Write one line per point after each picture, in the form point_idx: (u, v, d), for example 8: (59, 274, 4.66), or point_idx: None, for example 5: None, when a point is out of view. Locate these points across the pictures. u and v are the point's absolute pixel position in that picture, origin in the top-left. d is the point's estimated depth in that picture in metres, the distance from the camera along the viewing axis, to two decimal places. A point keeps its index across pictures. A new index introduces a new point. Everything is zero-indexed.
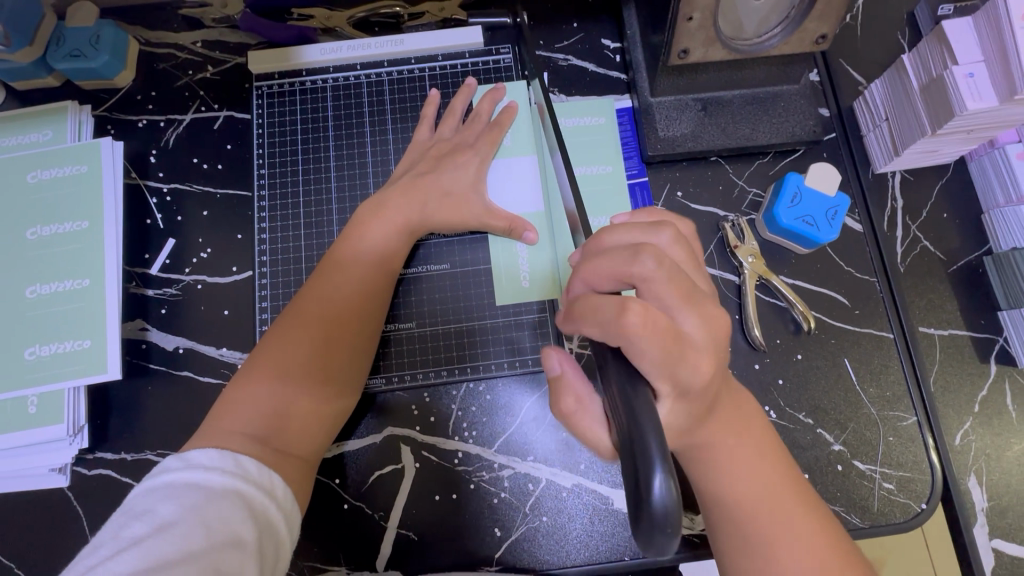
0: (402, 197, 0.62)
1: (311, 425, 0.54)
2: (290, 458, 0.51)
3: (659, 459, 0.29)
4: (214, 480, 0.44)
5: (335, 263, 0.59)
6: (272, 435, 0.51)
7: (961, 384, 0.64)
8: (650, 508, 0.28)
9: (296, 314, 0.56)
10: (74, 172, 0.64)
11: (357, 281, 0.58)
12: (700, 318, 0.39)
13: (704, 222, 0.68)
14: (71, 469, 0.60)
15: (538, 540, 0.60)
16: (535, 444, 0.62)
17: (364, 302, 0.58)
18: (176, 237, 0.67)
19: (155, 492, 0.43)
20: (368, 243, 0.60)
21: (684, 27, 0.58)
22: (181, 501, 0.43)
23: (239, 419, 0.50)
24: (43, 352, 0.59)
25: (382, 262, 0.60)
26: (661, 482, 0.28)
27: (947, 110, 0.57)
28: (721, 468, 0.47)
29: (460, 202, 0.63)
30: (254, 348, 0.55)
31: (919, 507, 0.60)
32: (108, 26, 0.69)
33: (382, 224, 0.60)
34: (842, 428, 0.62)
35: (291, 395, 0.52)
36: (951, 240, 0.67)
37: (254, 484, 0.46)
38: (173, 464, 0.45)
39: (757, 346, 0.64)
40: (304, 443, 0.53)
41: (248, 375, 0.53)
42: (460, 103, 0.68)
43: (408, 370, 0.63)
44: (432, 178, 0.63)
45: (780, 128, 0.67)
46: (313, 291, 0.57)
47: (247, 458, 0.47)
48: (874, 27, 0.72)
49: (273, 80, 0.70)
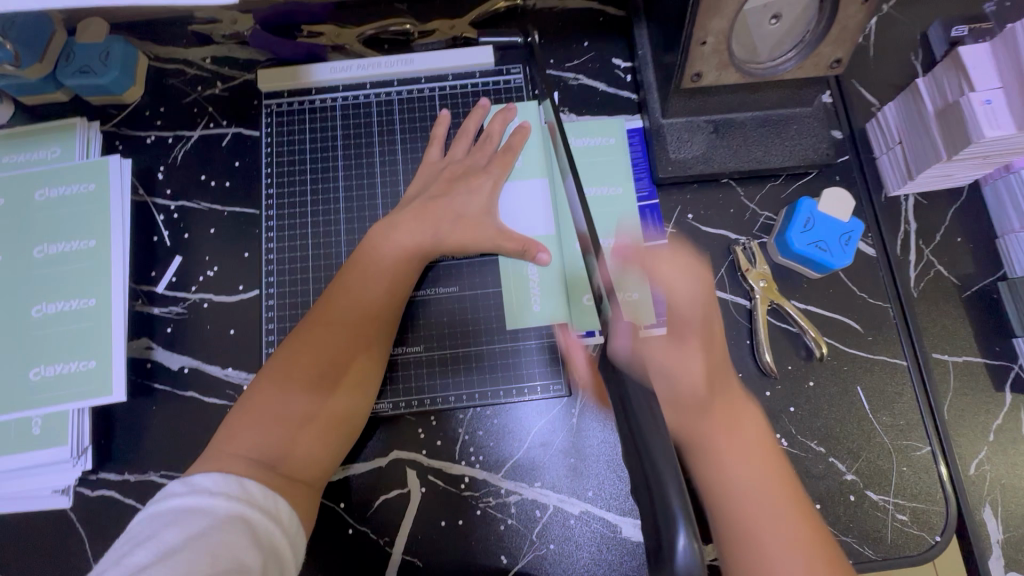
0: (413, 219, 0.61)
1: (317, 449, 0.53)
2: (295, 483, 0.50)
3: (681, 515, 0.29)
4: (220, 505, 0.44)
5: (341, 288, 0.58)
6: (278, 460, 0.50)
7: (976, 414, 0.63)
8: (672, 565, 0.28)
9: (307, 333, 0.56)
10: (82, 190, 0.63)
11: (367, 299, 0.58)
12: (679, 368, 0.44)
13: (714, 244, 0.68)
14: (74, 490, 0.60)
15: (545, 567, 0.59)
16: (543, 470, 0.61)
17: (372, 325, 0.57)
18: (183, 255, 0.67)
19: (161, 518, 0.43)
20: (379, 261, 0.59)
21: (697, 50, 0.57)
22: (186, 527, 0.42)
23: (244, 442, 0.50)
24: (48, 372, 0.58)
25: (388, 287, 0.59)
26: (685, 538, 0.28)
27: (963, 138, 0.56)
28: (664, 350, 0.53)
29: (471, 223, 0.63)
30: (261, 369, 0.55)
31: (933, 539, 0.59)
32: (118, 43, 0.69)
33: (392, 249, 0.60)
34: (854, 457, 0.62)
35: (297, 417, 0.52)
36: (965, 266, 0.66)
37: (259, 508, 0.46)
38: (178, 488, 0.45)
39: (768, 373, 0.63)
40: (310, 467, 0.52)
41: (256, 394, 0.53)
42: (470, 123, 0.68)
43: (414, 393, 0.63)
44: (446, 201, 0.63)
45: (792, 151, 0.67)
46: (322, 314, 0.57)
47: (253, 483, 0.47)
48: (887, 50, 0.72)
49: (281, 98, 0.70)
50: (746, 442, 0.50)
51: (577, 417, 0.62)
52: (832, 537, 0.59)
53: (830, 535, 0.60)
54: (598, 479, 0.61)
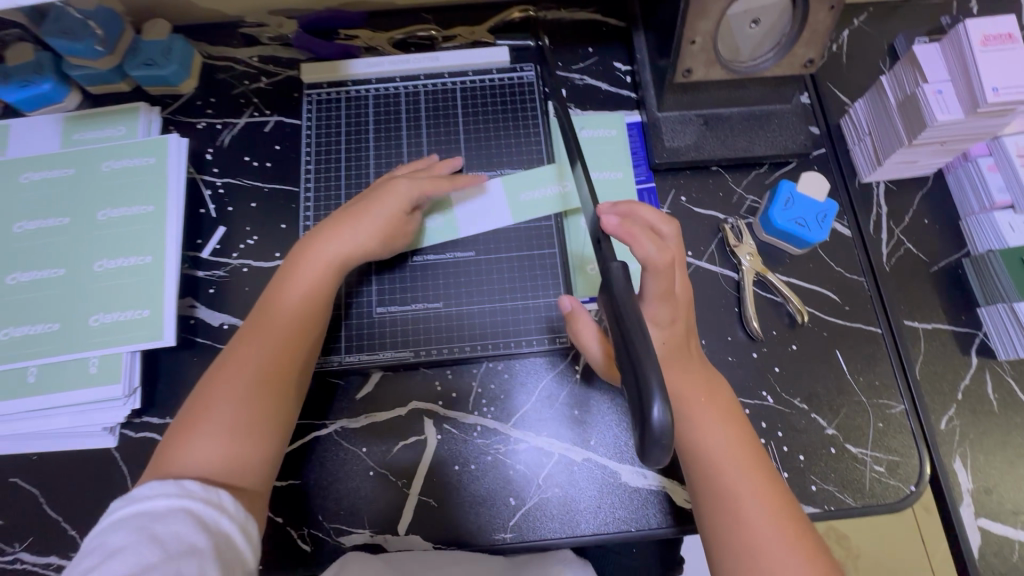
0: (332, 231, 0.64)
1: (253, 460, 0.55)
2: (238, 488, 0.54)
3: (659, 395, 0.40)
4: (161, 503, 0.47)
5: (257, 323, 0.61)
6: (211, 473, 0.53)
7: (946, 376, 0.68)
8: (651, 426, 0.40)
9: (229, 358, 0.59)
10: (143, 163, 0.71)
11: (290, 314, 0.61)
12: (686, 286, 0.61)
13: (705, 223, 0.75)
14: (119, 430, 0.65)
15: (551, 509, 0.64)
16: (549, 418, 0.67)
17: (294, 335, 0.61)
18: (226, 226, 0.74)
19: (109, 524, 0.46)
20: (297, 279, 0.63)
21: (687, 49, 0.66)
22: (133, 526, 0.45)
23: (177, 463, 0.53)
24: (107, 319, 0.65)
25: (305, 308, 0.62)
26: (660, 411, 0.40)
27: (921, 122, 0.64)
28: (695, 426, 0.56)
29: (393, 232, 0.67)
30: (190, 399, 0.58)
31: (908, 489, 0.64)
32: (179, 41, 0.78)
33: (301, 272, 0.63)
34: (834, 414, 0.67)
35: (225, 434, 0.55)
36: (933, 245, 0.73)
37: (204, 501, 0.49)
38: (125, 497, 0.48)
39: (756, 337, 0.70)
40: (248, 476, 0.55)
41: (185, 419, 0.55)
42: (423, 164, 0.71)
43: (430, 347, 0.68)
44: (365, 209, 0.65)
45: (775, 142, 0.75)
46: (246, 335, 0.60)
47: (191, 482, 0.49)
48: (858, 58, 0.81)
49: (321, 89, 0.79)
50: (745, 450, 0.55)
51: (581, 371, 0.68)
52: (814, 485, 0.65)
53: (813, 483, 0.65)
54: (600, 428, 0.66)
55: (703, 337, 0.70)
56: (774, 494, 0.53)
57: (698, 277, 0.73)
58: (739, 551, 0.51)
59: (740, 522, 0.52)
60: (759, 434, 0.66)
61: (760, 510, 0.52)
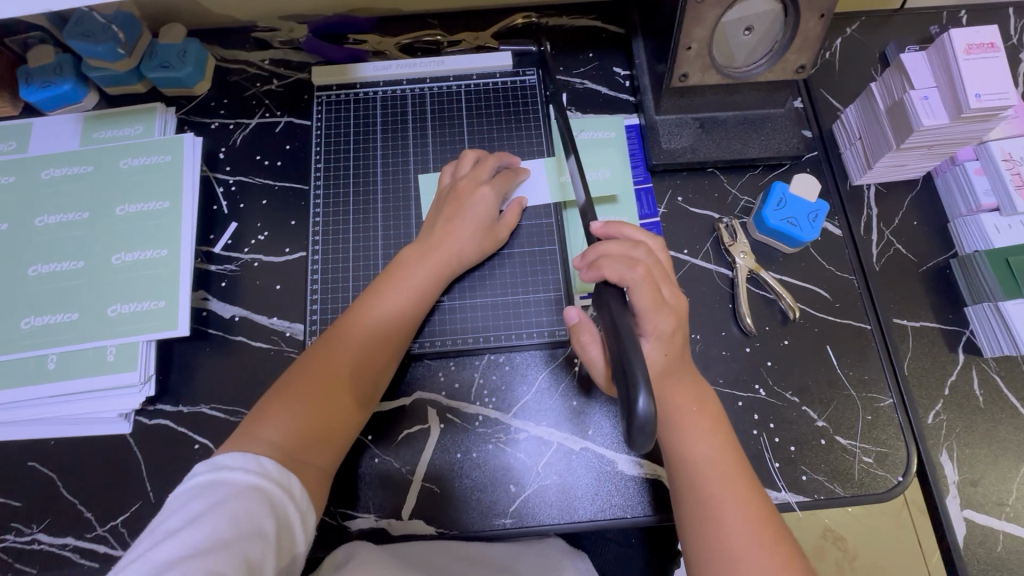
0: (436, 239, 0.69)
1: (332, 444, 0.61)
2: (310, 468, 0.58)
3: (643, 388, 0.43)
4: (240, 478, 0.52)
5: (359, 318, 0.65)
6: (297, 448, 0.58)
7: (933, 371, 0.71)
8: (636, 416, 0.42)
9: (331, 342, 0.64)
10: (159, 161, 0.74)
11: (392, 312, 0.66)
12: (673, 291, 0.57)
13: (701, 223, 0.78)
14: (134, 417, 0.68)
15: (550, 496, 0.66)
16: (549, 409, 0.69)
17: (392, 334, 0.65)
18: (238, 222, 0.77)
19: (187, 492, 0.50)
20: (405, 282, 0.67)
21: (683, 54, 0.69)
22: (212, 497, 0.50)
23: (271, 430, 0.58)
24: (123, 309, 0.67)
25: (407, 315, 0.67)
26: (644, 400, 0.42)
27: (908, 127, 0.67)
28: (687, 437, 0.57)
29: (483, 246, 0.71)
30: (291, 370, 0.63)
31: (896, 479, 0.66)
32: (193, 44, 0.81)
33: (411, 275, 0.68)
34: (825, 407, 0.69)
35: (316, 416, 0.60)
36: (921, 245, 0.76)
37: (276, 483, 0.53)
38: (202, 467, 0.52)
39: (749, 333, 0.72)
40: (323, 455, 0.60)
41: (284, 392, 0.60)
42: (489, 157, 0.74)
43: (441, 337, 0.71)
44: (460, 219, 0.70)
45: (768, 144, 0.77)
46: (347, 325, 0.65)
47: (270, 461, 0.54)
48: (850, 65, 0.84)
49: (331, 91, 0.82)
50: (729, 457, 0.57)
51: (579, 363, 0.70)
52: (805, 475, 0.67)
53: (803, 473, 0.67)
54: (598, 418, 0.69)
55: (699, 333, 0.73)
56: (757, 504, 0.55)
57: (694, 275, 0.75)
58: (714, 551, 0.53)
59: (720, 530, 0.54)
60: (751, 425, 0.69)
61: (738, 515, 0.54)
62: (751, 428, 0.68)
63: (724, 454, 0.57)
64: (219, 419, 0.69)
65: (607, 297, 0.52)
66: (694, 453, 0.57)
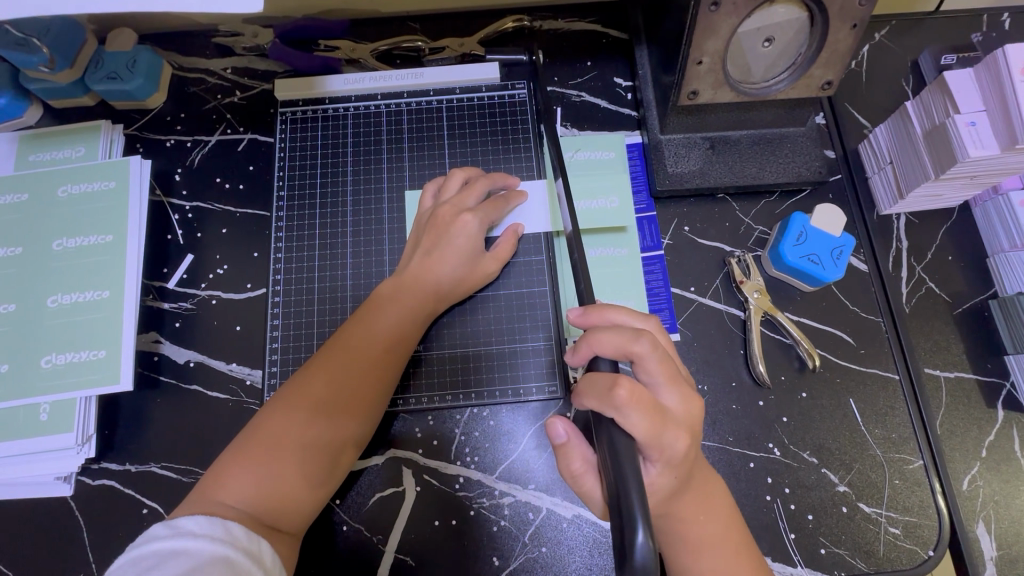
0: (421, 269, 0.62)
1: (303, 502, 0.53)
2: (278, 533, 0.51)
3: (641, 519, 0.35)
4: (204, 548, 0.44)
5: (335, 357, 0.57)
6: (263, 511, 0.50)
7: (968, 429, 0.63)
8: (633, 563, 0.34)
9: (304, 385, 0.56)
10: (102, 188, 0.67)
11: (372, 351, 0.58)
12: (678, 394, 0.47)
13: (710, 256, 0.69)
14: (76, 478, 0.61)
15: (537, 571, 0.59)
16: (536, 471, 0.62)
17: (372, 376, 0.57)
18: (194, 253, 0.69)
19: (142, 562, 0.43)
20: (387, 318, 0.60)
21: (693, 69, 0.60)
22: (168, 570, 0.42)
23: (231, 491, 0.50)
24: (59, 360, 0.61)
25: (389, 355, 0.59)
26: (643, 537, 0.34)
27: (950, 157, 0.58)
28: (690, 538, 0.50)
29: (472, 276, 0.63)
30: (257, 416, 0.55)
31: (926, 553, 0.59)
32: (145, 52, 0.72)
33: (393, 311, 0.60)
34: (847, 469, 0.62)
35: (285, 473, 0.52)
36: (957, 284, 0.68)
37: (244, 551, 0.45)
38: (162, 531, 0.45)
39: (762, 383, 0.64)
40: (291, 517, 0.52)
41: (248, 444, 0.52)
42: (481, 178, 0.66)
43: (424, 388, 0.64)
44: (444, 246, 0.62)
45: (786, 168, 0.69)
46: (323, 365, 0.57)
47: (237, 525, 0.47)
48: (879, 76, 0.75)
49: (296, 107, 0.73)
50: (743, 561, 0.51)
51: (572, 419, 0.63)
52: (824, 549, 0.60)
53: (822, 546, 0.60)
54: None
55: (706, 383, 0.65)
56: None
57: (701, 316, 0.67)
58: None
59: None
60: (764, 490, 0.61)
61: None
62: (764, 493, 0.61)
63: (737, 561, 0.50)
64: (170, 480, 0.61)
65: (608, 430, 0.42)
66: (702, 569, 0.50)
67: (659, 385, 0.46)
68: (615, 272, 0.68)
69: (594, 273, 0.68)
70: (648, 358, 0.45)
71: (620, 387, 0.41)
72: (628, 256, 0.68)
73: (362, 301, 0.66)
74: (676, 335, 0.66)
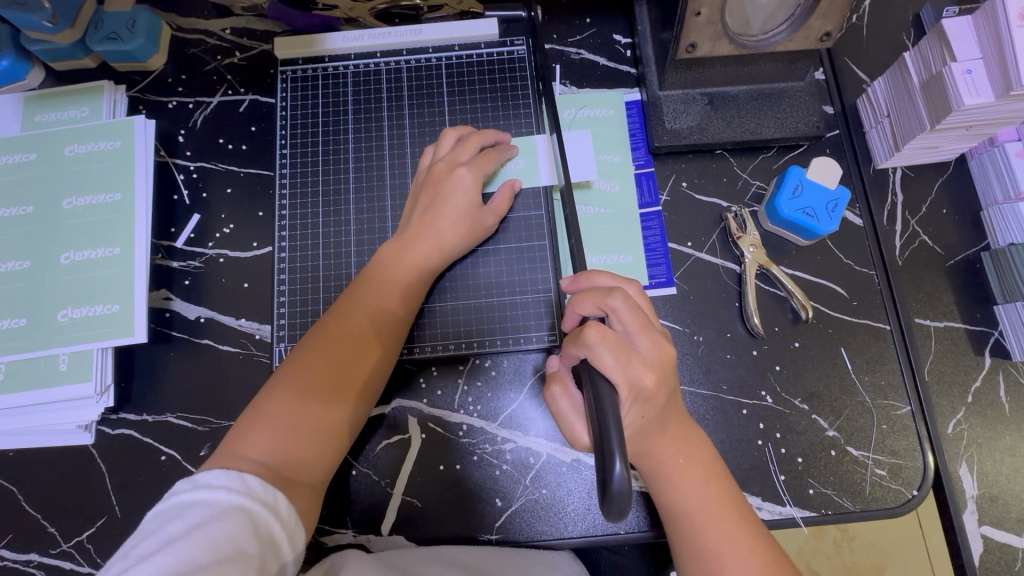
0: (422, 232, 0.63)
1: (323, 453, 0.55)
2: (299, 485, 0.53)
3: (618, 451, 0.39)
4: (221, 498, 0.47)
5: (346, 317, 0.59)
6: (283, 463, 0.53)
7: (956, 377, 0.65)
8: (612, 488, 0.38)
9: (314, 346, 0.58)
10: (108, 147, 0.68)
11: (381, 309, 0.60)
12: (654, 343, 0.48)
13: (707, 212, 0.70)
14: (95, 427, 0.64)
15: (538, 511, 0.62)
16: (536, 419, 0.64)
17: (382, 332, 0.60)
18: (201, 213, 0.70)
19: (166, 512, 0.46)
20: (393, 279, 0.62)
21: (691, 21, 0.60)
22: (190, 519, 0.45)
23: (251, 447, 0.52)
24: (75, 314, 0.63)
25: (394, 314, 0.60)
26: (620, 467, 0.38)
27: (945, 106, 0.59)
28: (669, 482, 0.53)
29: (472, 231, 0.64)
30: (270, 379, 0.57)
31: (910, 493, 0.62)
32: (144, 12, 0.72)
33: (399, 275, 0.62)
34: (836, 414, 0.64)
35: (303, 427, 0.54)
36: (950, 236, 0.69)
37: (260, 501, 0.48)
38: (182, 484, 0.48)
39: (755, 334, 0.66)
40: (311, 471, 0.54)
41: (263, 406, 0.55)
42: (473, 135, 0.66)
43: (433, 339, 0.66)
44: (438, 206, 0.63)
45: (785, 123, 0.69)
46: (334, 326, 0.59)
47: (254, 477, 0.49)
48: (879, 29, 0.74)
49: (296, 65, 0.73)
50: (722, 495, 0.53)
51: None
52: (812, 489, 0.62)
53: (811, 487, 0.62)
54: None
55: (702, 334, 0.67)
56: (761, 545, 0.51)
57: (697, 270, 0.69)
58: None
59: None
60: (756, 435, 0.64)
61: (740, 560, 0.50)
62: (756, 438, 0.64)
63: (715, 498, 0.52)
64: (185, 428, 0.64)
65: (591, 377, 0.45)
66: (684, 507, 0.52)
67: (635, 332, 0.48)
68: (613, 226, 0.69)
69: (593, 227, 0.69)
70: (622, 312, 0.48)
71: (587, 330, 0.46)
72: (625, 211, 0.69)
73: (366, 256, 0.68)
74: (672, 288, 0.68)
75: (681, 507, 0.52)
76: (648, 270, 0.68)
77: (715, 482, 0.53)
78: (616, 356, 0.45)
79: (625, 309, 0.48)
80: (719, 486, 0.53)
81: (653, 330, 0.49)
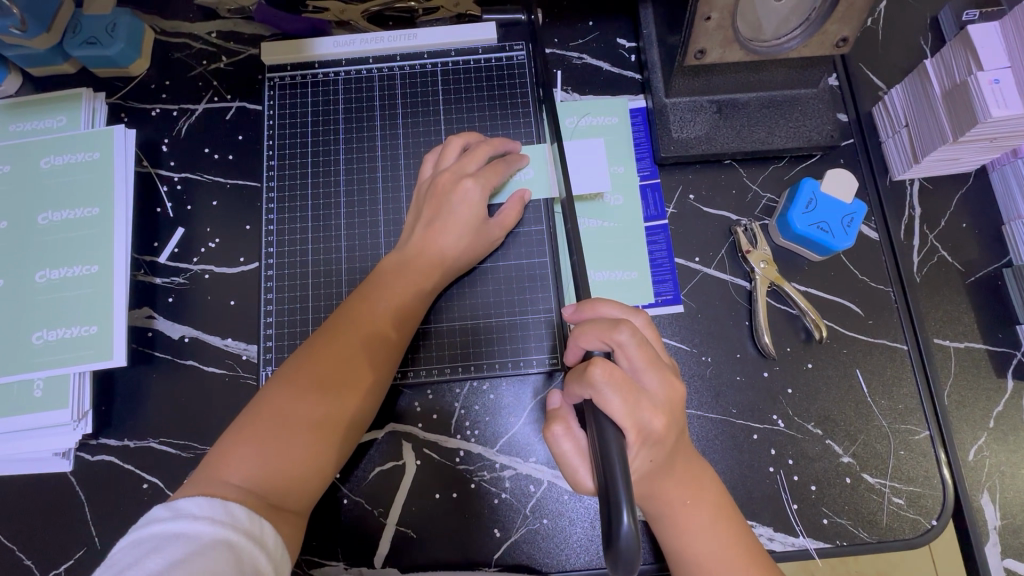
0: (420, 248, 0.60)
1: (309, 479, 0.52)
2: (283, 512, 0.50)
3: (625, 504, 0.35)
4: (203, 529, 0.43)
5: (338, 337, 0.56)
6: (266, 489, 0.49)
7: (976, 400, 0.62)
8: (617, 544, 0.35)
9: (304, 366, 0.54)
10: (86, 159, 0.65)
11: (376, 327, 0.57)
12: (662, 381, 0.46)
13: (716, 225, 0.67)
14: (74, 454, 0.61)
15: (539, 542, 0.59)
16: (537, 445, 0.61)
17: (376, 352, 0.56)
18: (185, 226, 0.67)
19: (142, 545, 0.42)
20: (389, 295, 0.58)
21: (701, 26, 0.57)
22: (169, 553, 0.41)
23: (233, 470, 0.49)
24: (51, 336, 0.61)
25: (389, 334, 0.57)
26: (627, 520, 0.35)
27: (969, 117, 0.56)
28: (676, 523, 0.50)
29: (475, 245, 0.61)
30: (256, 399, 0.53)
31: (929, 523, 0.59)
32: (125, 16, 0.68)
33: (394, 292, 0.59)
34: (851, 440, 0.61)
35: (289, 452, 0.51)
36: (970, 252, 0.66)
37: (244, 534, 0.45)
38: (161, 513, 0.44)
39: (767, 354, 0.63)
40: (297, 497, 0.51)
41: (248, 427, 0.51)
42: (481, 144, 0.63)
43: (429, 360, 0.63)
44: (439, 220, 0.60)
45: (798, 132, 0.66)
46: (325, 345, 0.55)
47: (238, 506, 0.46)
48: (895, 33, 0.71)
49: (285, 72, 0.70)
50: (731, 535, 0.50)
51: None
52: (826, 519, 0.59)
53: (825, 516, 0.59)
54: None
55: (710, 355, 0.64)
56: None
57: (705, 287, 0.66)
58: None
59: None
60: (767, 461, 0.61)
61: None
62: (767, 465, 0.61)
63: (724, 538, 0.49)
64: (169, 455, 0.61)
65: (595, 418, 0.42)
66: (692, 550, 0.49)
67: (643, 370, 0.45)
68: (616, 240, 0.66)
69: (596, 242, 0.66)
70: (629, 348, 0.45)
71: (592, 367, 0.42)
72: (630, 225, 0.66)
73: (358, 272, 0.65)
74: (679, 305, 0.65)
75: (689, 550, 0.49)
76: (653, 286, 0.65)
77: (724, 522, 0.50)
78: (623, 396, 0.42)
79: (632, 344, 0.45)
80: (728, 524, 0.50)
81: (661, 367, 0.46)
